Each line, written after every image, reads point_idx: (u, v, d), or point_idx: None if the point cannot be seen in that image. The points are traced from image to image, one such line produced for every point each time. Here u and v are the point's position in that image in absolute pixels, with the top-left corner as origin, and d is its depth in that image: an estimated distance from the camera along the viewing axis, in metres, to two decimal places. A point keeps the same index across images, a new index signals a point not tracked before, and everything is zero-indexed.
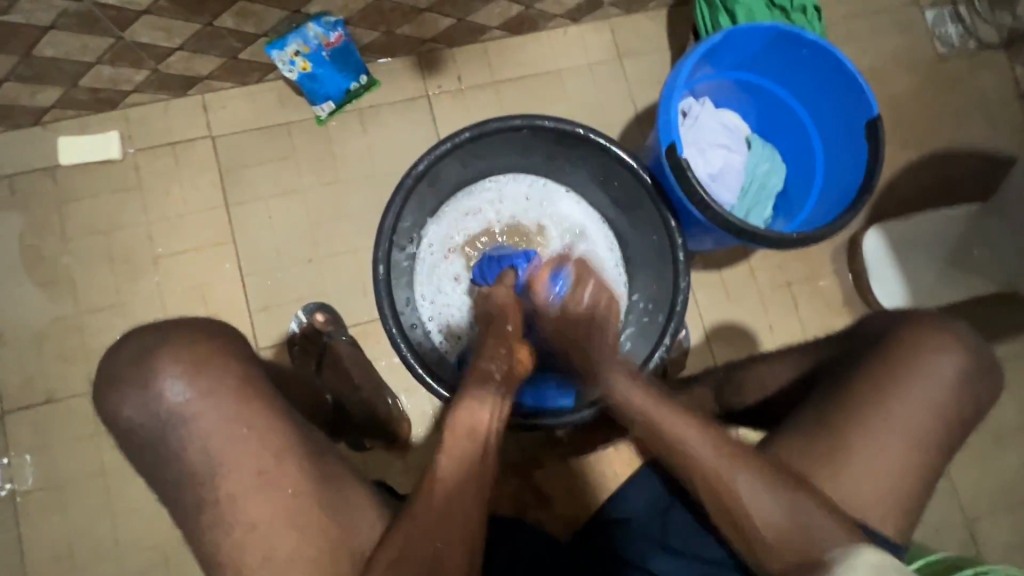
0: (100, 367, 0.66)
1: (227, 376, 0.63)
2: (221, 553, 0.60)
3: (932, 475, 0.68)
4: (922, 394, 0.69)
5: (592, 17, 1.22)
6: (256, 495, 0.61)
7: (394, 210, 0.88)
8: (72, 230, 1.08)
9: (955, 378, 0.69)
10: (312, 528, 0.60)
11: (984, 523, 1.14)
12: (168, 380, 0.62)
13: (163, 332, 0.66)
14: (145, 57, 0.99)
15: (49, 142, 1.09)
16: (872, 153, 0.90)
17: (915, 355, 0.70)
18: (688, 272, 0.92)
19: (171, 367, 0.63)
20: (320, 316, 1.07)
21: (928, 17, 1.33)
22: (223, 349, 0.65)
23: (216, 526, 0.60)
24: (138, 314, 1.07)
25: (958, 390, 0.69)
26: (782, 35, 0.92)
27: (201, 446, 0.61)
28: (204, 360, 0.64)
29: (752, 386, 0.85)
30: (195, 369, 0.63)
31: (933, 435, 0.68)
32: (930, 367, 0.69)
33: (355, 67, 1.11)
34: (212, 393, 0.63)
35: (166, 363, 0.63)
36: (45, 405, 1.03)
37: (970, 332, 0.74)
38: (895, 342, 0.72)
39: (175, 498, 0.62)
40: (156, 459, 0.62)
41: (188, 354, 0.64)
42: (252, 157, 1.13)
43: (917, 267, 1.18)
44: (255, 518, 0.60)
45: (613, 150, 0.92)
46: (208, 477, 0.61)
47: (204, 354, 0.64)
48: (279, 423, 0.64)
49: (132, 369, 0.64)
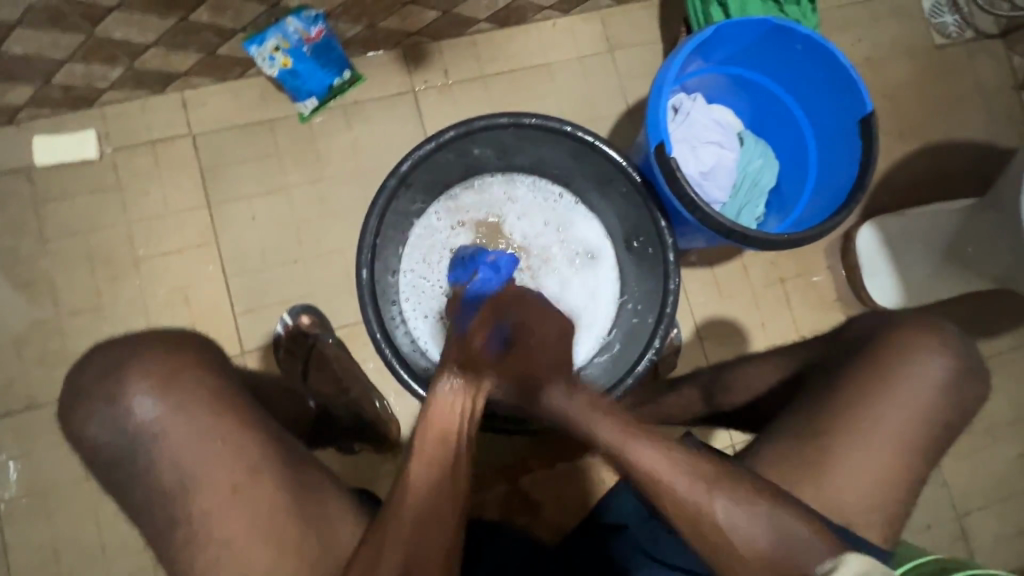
0: (71, 384, 0.65)
1: (191, 396, 0.62)
2: (200, 570, 0.59)
3: (921, 479, 0.67)
4: (913, 399, 0.68)
5: (582, 8, 1.19)
6: (235, 509, 0.59)
7: (376, 213, 0.86)
8: (50, 232, 1.06)
9: (946, 381, 0.68)
10: (291, 544, 0.59)
11: (975, 518, 1.14)
12: (137, 396, 0.62)
13: (130, 346, 0.64)
14: (119, 53, 0.96)
15: (23, 141, 1.05)
16: (867, 150, 0.88)
17: (905, 357, 0.69)
18: (679, 272, 0.90)
19: (140, 382, 0.62)
20: (306, 318, 1.05)
21: (926, 5, 1.30)
22: (195, 361, 0.64)
23: (193, 541, 0.59)
24: (120, 318, 1.05)
25: (946, 393, 0.68)
26: (775, 29, 0.89)
27: (180, 458, 0.60)
28: (174, 374, 0.63)
29: (740, 390, 0.84)
30: (172, 383, 0.62)
31: (924, 440, 0.67)
32: (919, 370, 0.69)
33: (338, 62, 1.08)
34: (185, 409, 0.62)
35: (139, 373, 0.62)
36: (27, 411, 1.02)
37: (959, 334, 0.73)
38: (885, 345, 0.71)
39: (152, 513, 0.60)
40: (132, 473, 0.61)
41: (155, 367, 0.63)
42: (233, 155, 1.10)
43: (910, 264, 1.16)
44: (235, 532, 0.59)
45: (600, 147, 0.90)
46: (184, 491, 0.60)
47: (175, 367, 0.63)
48: (257, 436, 0.63)
49: (101, 387, 0.62)
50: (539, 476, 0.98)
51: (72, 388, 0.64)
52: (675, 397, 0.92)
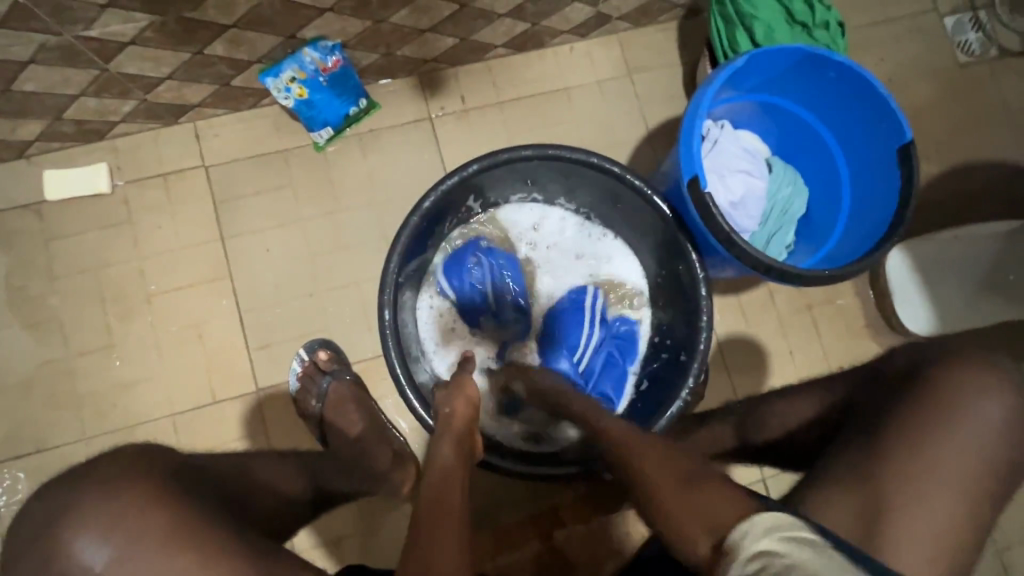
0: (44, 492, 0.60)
1: (161, 523, 0.57)
2: None
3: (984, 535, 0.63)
4: (975, 447, 0.64)
5: (600, 31, 1.17)
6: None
7: (399, 251, 0.83)
8: (60, 268, 1.03)
9: (1005, 421, 0.65)
10: None
11: (1014, 551, 1.12)
12: (83, 549, 0.55)
13: (74, 485, 0.58)
14: (132, 87, 0.94)
15: (32, 176, 1.03)
16: (906, 180, 0.85)
17: (964, 402, 0.65)
18: (713, 310, 0.87)
19: (87, 530, 0.56)
20: (323, 353, 1.01)
21: (948, 23, 1.28)
22: (144, 498, 0.58)
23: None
24: (131, 356, 1.02)
25: (1004, 439, 0.64)
26: (808, 56, 0.86)
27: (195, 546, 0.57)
28: (123, 518, 0.56)
29: (775, 425, 0.82)
30: (126, 519, 0.56)
31: (984, 489, 0.63)
32: (978, 409, 0.65)
33: (354, 91, 1.06)
34: (151, 540, 0.56)
35: (91, 517, 0.56)
36: (35, 455, 0.98)
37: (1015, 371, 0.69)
38: (938, 382, 0.68)
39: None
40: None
41: (102, 514, 0.56)
42: (247, 187, 1.08)
43: (942, 290, 1.13)
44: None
45: (628, 178, 0.87)
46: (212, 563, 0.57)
47: (122, 510, 0.57)
48: None
49: (70, 511, 0.57)
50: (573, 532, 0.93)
51: (58, 493, 0.58)
52: (705, 433, 0.89)
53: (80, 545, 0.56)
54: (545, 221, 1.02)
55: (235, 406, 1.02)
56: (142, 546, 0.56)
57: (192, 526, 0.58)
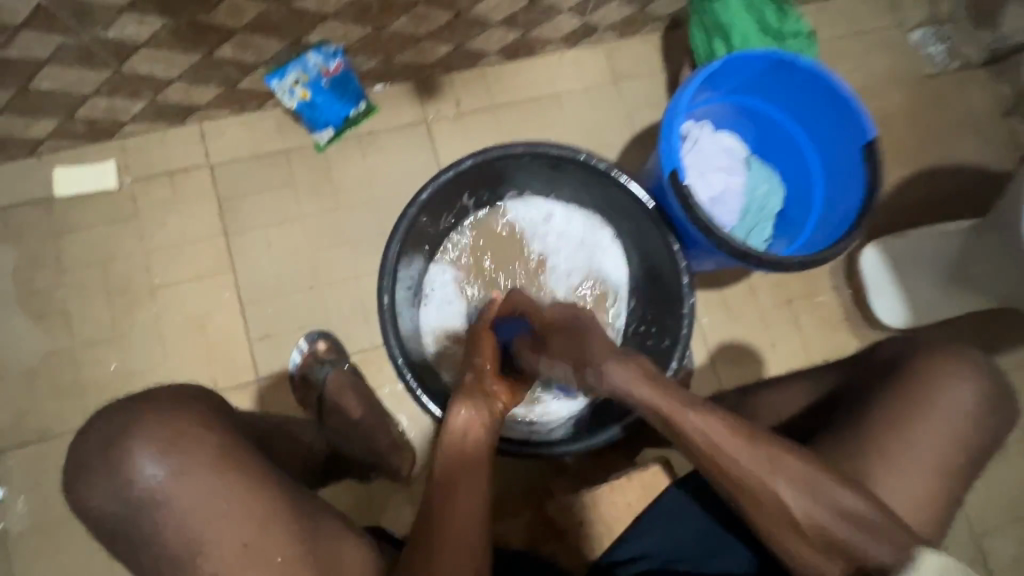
0: (76, 446, 0.65)
1: (211, 444, 0.63)
2: None
3: (940, 497, 0.68)
4: (932, 416, 0.69)
5: (588, 41, 1.24)
6: (271, 534, 0.61)
7: (397, 240, 0.88)
8: (67, 261, 1.06)
9: (959, 391, 0.70)
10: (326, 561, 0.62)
11: (991, 537, 1.15)
12: (139, 463, 0.61)
13: (131, 408, 0.64)
14: (143, 88, 0.99)
15: (42, 173, 1.07)
16: (871, 175, 0.92)
17: (923, 376, 0.71)
18: (694, 297, 0.92)
19: (143, 447, 0.61)
20: (322, 344, 1.05)
21: (914, 37, 1.36)
22: (199, 421, 0.64)
23: (256, 547, 0.61)
24: (135, 347, 1.05)
25: (958, 407, 0.70)
26: (779, 61, 0.93)
27: (234, 477, 0.62)
28: (176, 437, 0.62)
29: (767, 415, 0.84)
30: (178, 440, 0.62)
31: (942, 455, 0.68)
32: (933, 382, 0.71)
33: (354, 94, 1.10)
34: (202, 460, 0.62)
35: (148, 436, 0.62)
36: (39, 442, 1.01)
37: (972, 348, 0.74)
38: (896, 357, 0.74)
39: (188, 542, 0.60)
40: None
41: (158, 433, 0.62)
42: (250, 185, 1.12)
43: (914, 284, 1.19)
44: (305, 533, 0.63)
45: (614, 174, 0.93)
46: (224, 520, 0.61)
47: (176, 430, 0.62)
48: None
49: (124, 434, 0.62)
50: None
51: (114, 416, 0.64)
52: None
53: (126, 477, 0.61)
54: (552, 217, 1.06)
55: (235, 395, 1.05)
56: (190, 471, 0.61)
57: (237, 456, 0.64)
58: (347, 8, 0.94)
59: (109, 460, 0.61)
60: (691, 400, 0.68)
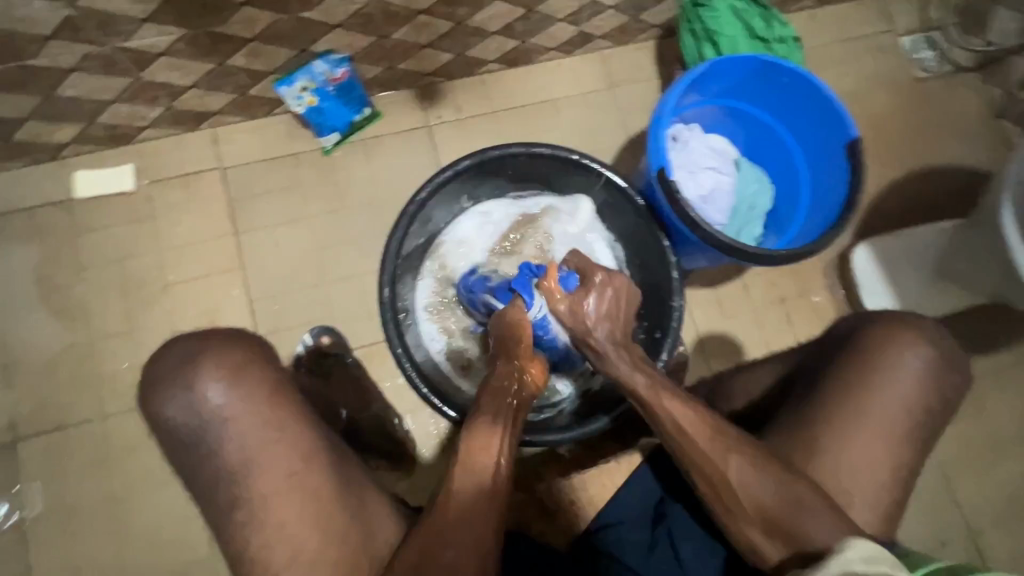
0: (154, 367, 0.71)
1: (269, 380, 0.70)
2: (244, 560, 0.65)
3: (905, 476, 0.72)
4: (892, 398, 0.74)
5: (584, 49, 1.28)
6: (276, 506, 0.66)
7: (398, 236, 0.92)
8: (86, 260, 1.12)
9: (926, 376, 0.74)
10: (327, 536, 0.65)
11: (987, 535, 1.16)
12: (207, 384, 0.68)
13: (202, 340, 0.72)
14: (161, 95, 1.05)
15: (63, 175, 1.13)
16: (854, 172, 0.95)
17: (887, 360, 0.76)
18: (682, 291, 0.95)
19: (213, 370, 0.69)
20: (325, 338, 1.11)
21: (904, 43, 1.39)
22: (258, 358, 0.72)
23: (301, 478, 0.66)
24: (149, 340, 1.10)
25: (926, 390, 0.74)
26: (763, 64, 0.97)
27: (269, 425, 0.68)
28: (243, 365, 0.70)
29: (740, 395, 0.90)
30: (242, 373, 0.69)
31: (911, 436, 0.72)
32: (902, 370, 0.75)
33: (360, 100, 1.16)
34: (263, 391, 0.69)
35: (221, 359, 0.70)
36: (56, 431, 1.06)
37: (941, 335, 0.78)
38: (867, 341, 0.78)
39: (214, 494, 0.67)
40: (191, 463, 0.68)
41: (228, 359, 0.70)
42: (260, 187, 1.17)
43: (903, 279, 1.22)
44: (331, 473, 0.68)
45: (606, 174, 0.97)
46: (243, 477, 0.66)
47: (243, 360, 0.70)
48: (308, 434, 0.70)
49: (189, 367, 0.69)
50: (551, 489, 1.07)
51: (191, 344, 0.71)
52: None
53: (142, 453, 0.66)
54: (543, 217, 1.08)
55: None
56: (251, 401, 0.68)
57: (292, 392, 0.71)
58: (352, 19, 0.99)
59: (184, 379, 0.69)
60: (671, 386, 0.74)
